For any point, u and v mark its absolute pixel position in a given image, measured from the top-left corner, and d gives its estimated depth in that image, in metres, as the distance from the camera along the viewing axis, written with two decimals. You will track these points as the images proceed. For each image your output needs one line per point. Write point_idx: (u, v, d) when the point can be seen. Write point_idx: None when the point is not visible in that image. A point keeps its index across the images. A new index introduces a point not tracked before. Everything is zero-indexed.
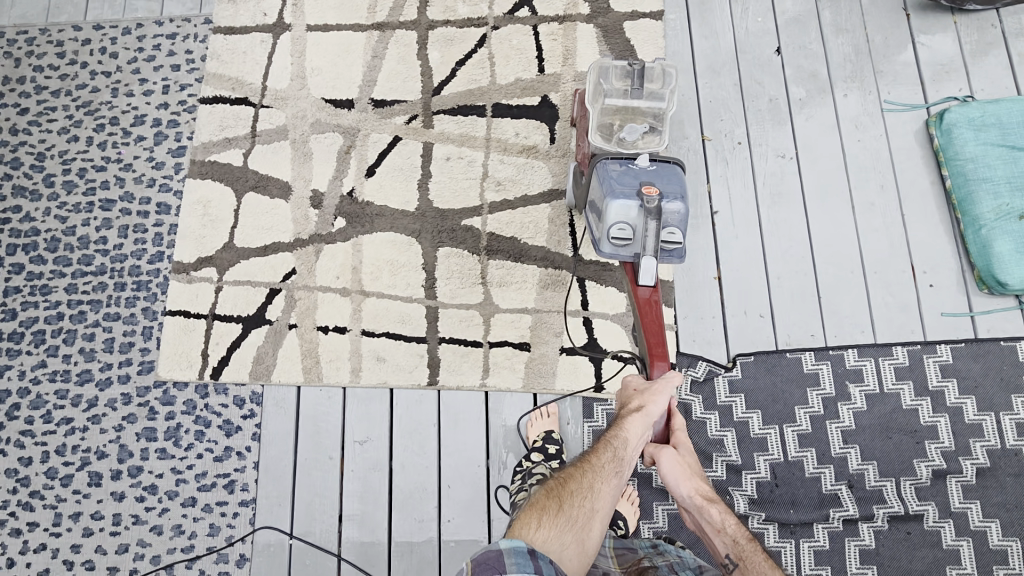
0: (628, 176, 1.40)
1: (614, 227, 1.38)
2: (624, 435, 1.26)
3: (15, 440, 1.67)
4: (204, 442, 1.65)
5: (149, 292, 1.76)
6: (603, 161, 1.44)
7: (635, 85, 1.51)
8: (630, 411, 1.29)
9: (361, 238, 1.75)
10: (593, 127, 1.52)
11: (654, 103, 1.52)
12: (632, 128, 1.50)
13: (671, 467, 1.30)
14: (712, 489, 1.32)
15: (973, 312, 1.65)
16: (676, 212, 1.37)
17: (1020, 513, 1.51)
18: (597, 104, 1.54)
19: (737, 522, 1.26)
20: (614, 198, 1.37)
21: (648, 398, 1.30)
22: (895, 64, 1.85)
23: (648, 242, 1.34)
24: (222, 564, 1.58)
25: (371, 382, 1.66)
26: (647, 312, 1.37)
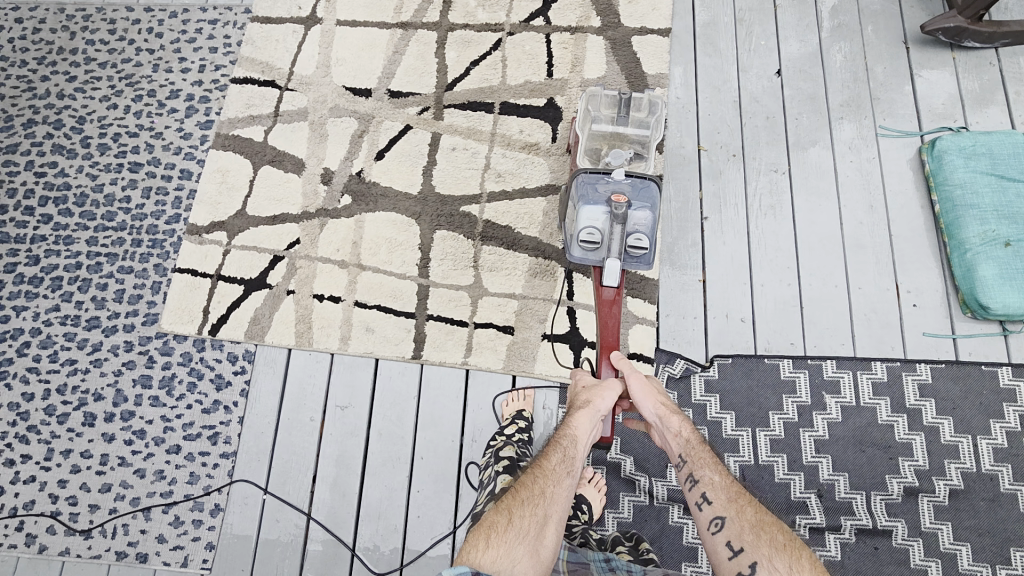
0: (602, 188, 1.45)
1: (583, 232, 1.44)
2: (571, 435, 1.27)
3: (21, 376, 1.77)
4: (195, 394, 1.73)
5: (162, 250, 1.87)
6: (581, 173, 1.46)
7: (622, 113, 1.58)
8: (575, 410, 1.32)
9: (364, 215, 1.85)
10: (582, 153, 1.62)
11: (640, 130, 1.60)
12: (618, 153, 1.52)
13: (638, 380, 1.33)
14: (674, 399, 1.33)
15: (955, 334, 1.66)
16: (643, 219, 1.45)
17: (991, 539, 1.49)
18: (587, 129, 1.64)
19: (690, 426, 1.28)
20: (585, 205, 1.44)
21: (593, 394, 1.34)
22: (893, 92, 1.90)
23: (613, 246, 1.42)
24: (197, 512, 1.63)
25: (358, 351, 1.73)
26: (607, 311, 1.45)
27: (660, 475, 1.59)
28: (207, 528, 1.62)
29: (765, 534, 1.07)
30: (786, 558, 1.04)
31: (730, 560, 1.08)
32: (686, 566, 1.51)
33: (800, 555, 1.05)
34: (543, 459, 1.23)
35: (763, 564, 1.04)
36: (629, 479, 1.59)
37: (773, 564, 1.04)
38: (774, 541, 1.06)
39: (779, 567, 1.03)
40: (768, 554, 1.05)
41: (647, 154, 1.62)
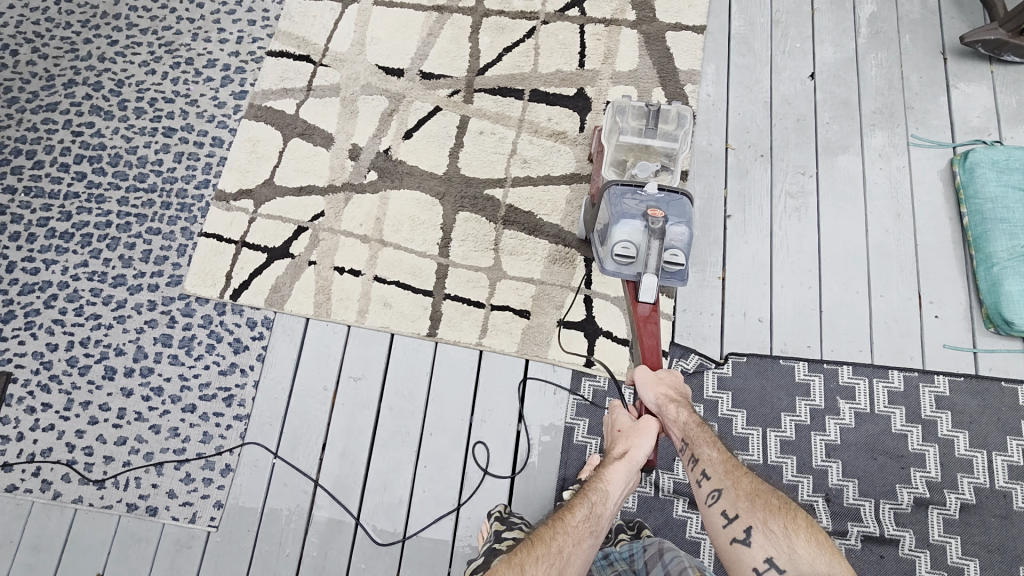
0: (636, 203, 1.41)
1: (618, 245, 1.39)
2: (601, 490, 1.21)
3: (46, 327, 1.81)
4: (213, 355, 1.76)
5: (190, 214, 1.91)
6: (612, 186, 1.45)
7: (650, 125, 1.59)
8: (608, 460, 1.27)
9: (389, 192, 1.87)
10: (607, 163, 1.62)
11: (667, 143, 1.61)
12: (644, 165, 1.52)
13: (642, 370, 1.33)
14: (676, 385, 1.31)
15: (976, 348, 1.64)
16: (678, 237, 1.39)
17: (1001, 556, 1.47)
18: (613, 140, 1.63)
19: (689, 410, 1.27)
20: (619, 219, 1.39)
21: (629, 442, 1.28)
22: (927, 102, 1.88)
23: (649, 261, 1.36)
24: (208, 471, 1.66)
25: (375, 324, 1.75)
26: (644, 329, 1.38)
27: (667, 468, 1.58)
28: (216, 486, 1.65)
29: (759, 501, 1.12)
30: (780, 518, 1.08)
31: (725, 527, 1.12)
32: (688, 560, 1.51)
33: (794, 515, 1.08)
34: (566, 512, 1.17)
35: (758, 528, 1.09)
36: None
37: (767, 526, 1.08)
38: (767, 505, 1.11)
39: (773, 529, 1.07)
40: (762, 518, 1.09)
41: (673, 166, 1.61)
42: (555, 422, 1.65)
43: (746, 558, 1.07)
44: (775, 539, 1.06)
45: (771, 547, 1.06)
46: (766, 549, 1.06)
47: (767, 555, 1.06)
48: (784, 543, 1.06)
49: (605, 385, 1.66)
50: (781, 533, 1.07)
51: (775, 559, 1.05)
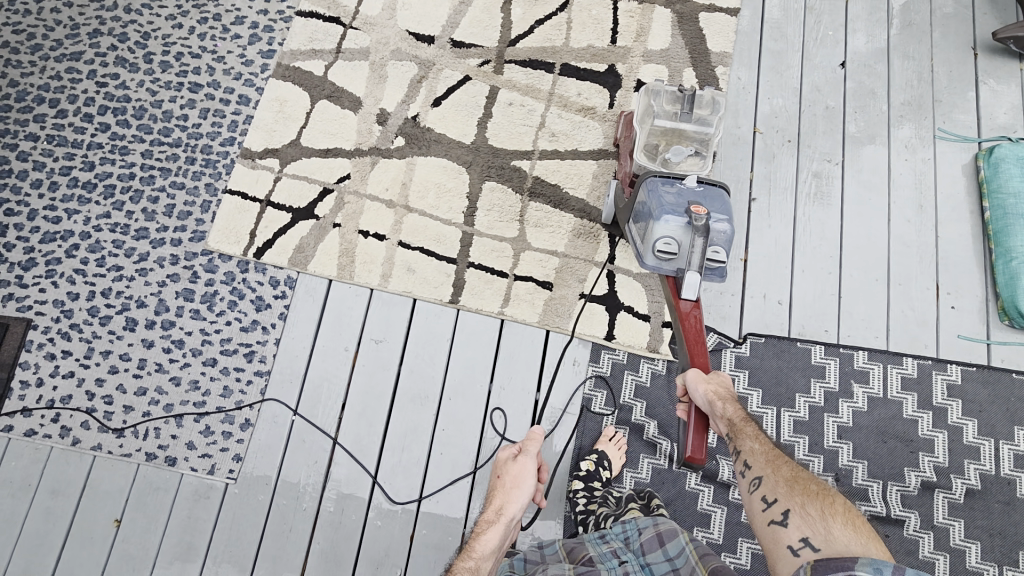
0: (676, 194, 1.43)
1: (660, 240, 1.41)
2: (475, 559, 1.32)
3: (67, 276, 1.81)
4: (234, 312, 1.77)
5: (215, 170, 1.90)
6: (652, 177, 1.47)
7: (685, 109, 1.56)
8: (483, 524, 1.40)
9: (416, 158, 1.87)
10: (639, 147, 1.62)
11: (701, 128, 1.59)
12: (679, 150, 1.57)
13: (692, 371, 1.33)
14: (726, 386, 1.31)
15: (990, 339, 1.66)
16: (721, 232, 1.40)
17: (1002, 540, 1.51)
18: (647, 124, 1.63)
19: (736, 406, 1.27)
20: (662, 215, 1.40)
21: (503, 500, 1.43)
22: (955, 97, 1.89)
23: (693, 258, 1.35)
24: (228, 424, 1.68)
25: (398, 288, 1.76)
26: (688, 324, 1.38)
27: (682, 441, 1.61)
28: (235, 440, 1.67)
29: (798, 486, 1.10)
30: (818, 503, 1.05)
31: (763, 510, 1.10)
32: (698, 531, 1.55)
33: (833, 501, 1.06)
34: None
35: (795, 510, 1.06)
36: (651, 441, 1.62)
37: (805, 509, 1.05)
38: (807, 490, 1.08)
39: (810, 512, 1.04)
40: (800, 501, 1.07)
41: (706, 152, 1.63)
42: (573, 393, 1.67)
43: (782, 538, 1.04)
44: (811, 520, 1.03)
45: (807, 528, 1.02)
46: (802, 530, 1.03)
47: (802, 535, 1.02)
48: (820, 525, 1.02)
49: (623, 358, 1.69)
50: (818, 516, 1.03)
51: (811, 539, 1.01)
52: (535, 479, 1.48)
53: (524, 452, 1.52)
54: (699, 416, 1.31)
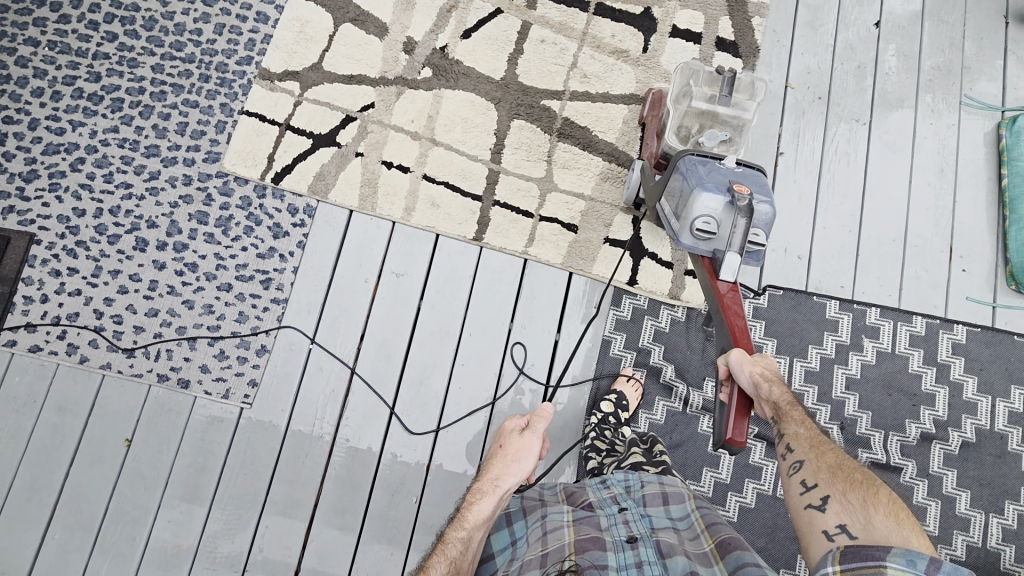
0: (715, 172, 1.38)
1: (700, 217, 1.35)
2: (469, 527, 1.21)
3: (72, 191, 1.73)
4: (250, 238, 1.72)
5: (231, 90, 1.81)
6: (688, 155, 1.44)
7: (723, 92, 1.50)
8: (476, 493, 1.31)
9: (443, 91, 1.81)
10: (671, 128, 1.55)
11: (737, 112, 1.53)
12: (714, 133, 1.48)
13: (737, 351, 1.25)
14: (773, 368, 1.23)
15: (995, 303, 1.72)
16: (762, 214, 1.36)
17: (990, 490, 1.60)
18: (681, 105, 1.56)
19: (782, 389, 1.21)
20: (703, 192, 1.34)
21: (502, 471, 1.37)
22: (983, 65, 1.90)
23: (733, 239, 1.32)
24: (243, 350, 1.66)
25: (421, 222, 1.73)
26: (727, 305, 1.33)
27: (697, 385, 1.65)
28: (251, 365, 1.66)
29: (841, 473, 1.05)
30: (859, 492, 1.00)
31: (801, 494, 1.07)
32: (708, 471, 1.60)
33: (878, 491, 1.00)
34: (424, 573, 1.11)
35: (836, 497, 1.02)
36: (667, 385, 1.65)
37: (845, 496, 1.01)
38: (849, 478, 1.03)
39: (851, 500, 1.00)
40: (841, 488, 1.02)
41: (739, 139, 1.55)
42: (593, 336, 1.69)
43: (818, 523, 1.00)
44: (851, 508, 0.98)
45: (846, 516, 0.98)
46: (840, 516, 0.98)
47: (840, 521, 0.98)
48: (860, 513, 0.97)
49: (644, 304, 1.70)
50: (858, 504, 0.98)
51: (847, 526, 0.96)
52: (535, 457, 1.43)
53: (529, 428, 1.49)
54: (741, 399, 1.23)
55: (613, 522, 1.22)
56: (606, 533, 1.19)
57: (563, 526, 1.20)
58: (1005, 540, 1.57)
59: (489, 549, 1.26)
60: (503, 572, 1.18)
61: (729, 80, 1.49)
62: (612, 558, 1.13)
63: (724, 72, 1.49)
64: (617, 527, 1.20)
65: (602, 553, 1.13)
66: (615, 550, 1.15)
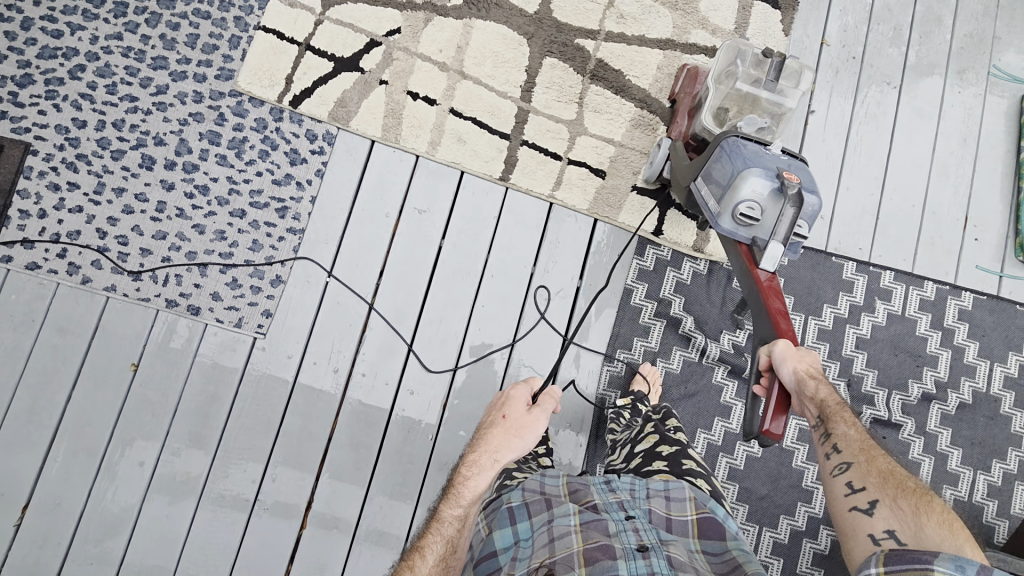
0: (763, 158, 1.35)
1: (743, 202, 1.32)
2: (465, 506, 1.16)
3: (72, 100, 1.61)
4: (266, 163, 1.64)
5: (246, 2, 1.69)
6: (731, 137, 1.39)
7: (770, 77, 1.45)
8: (473, 466, 1.23)
9: (474, 21, 1.72)
10: (708, 109, 1.51)
11: (778, 99, 1.47)
12: (751, 119, 1.42)
13: (781, 344, 1.24)
14: (820, 366, 1.21)
15: (1002, 273, 1.78)
16: (810, 206, 1.32)
17: (981, 448, 1.67)
18: (723, 86, 1.51)
19: (830, 388, 1.18)
20: (752, 176, 1.31)
21: (503, 445, 1.28)
22: (1014, 35, 1.89)
23: (780, 228, 1.29)
24: (257, 279, 1.61)
25: (446, 157, 1.67)
26: (769, 298, 1.32)
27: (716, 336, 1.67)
28: (265, 296, 1.61)
29: (892, 479, 1.02)
30: (912, 498, 0.96)
31: (846, 496, 1.04)
32: (719, 420, 1.63)
33: (932, 500, 0.96)
34: (419, 556, 1.07)
35: (885, 502, 0.99)
36: (685, 336, 1.66)
37: (896, 502, 0.97)
38: (900, 484, 1.00)
39: (901, 506, 0.96)
40: (891, 494, 0.99)
41: (776, 127, 1.50)
42: (614, 286, 1.68)
43: (863, 526, 0.98)
44: (901, 513, 0.95)
45: (895, 521, 0.95)
46: (889, 521, 0.96)
47: (888, 526, 0.95)
48: (910, 520, 0.93)
49: (667, 255, 1.70)
50: (909, 511, 0.95)
51: (896, 532, 0.94)
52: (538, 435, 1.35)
53: (538, 405, 1.38)
54: (782, 394, 1.22)
55: (622, 528, 1.12)
56: (614, 540, 1.09)
57: (570, 533, 1.11)
58: (990, 496, 1.65)
59: (490, 546, 1.15)
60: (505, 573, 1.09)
61: (778, 65, 1.44)
62: (623, 566, 1.01)
63: (773, 55, 1.44)
64: (626, 534, 1.10)
65: (612, 563, 1.02)
66: (625, 558, 1.03)
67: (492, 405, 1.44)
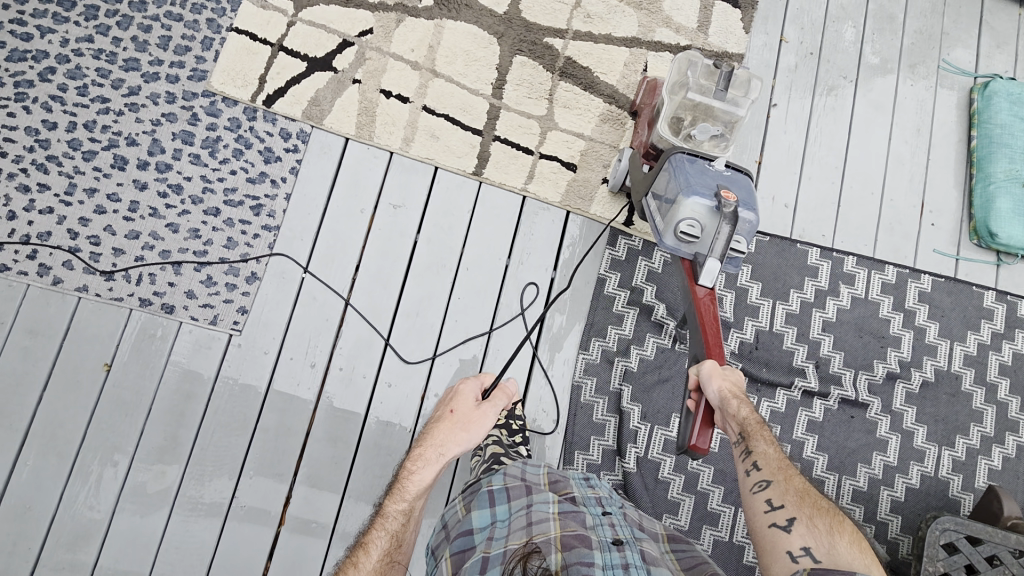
0: (704, 175, 1.39)
1: (683, 220, 1.36)
2: (411, 500, 1.19)
3: (42, 102, 1.61)
4: (240, 162, 1.65)
5: (218, 5, 1.71)
6: (678, 154, 1.43)
7: (720, 86, 1.48)
8: (419, 460, 1.27)
9: (445, 21, 1.77)
10: (663, 118, 1.52)
11: (731, 107, 1.50)
12: (705, 127, 1.47)
13: (708, 363, 1.29)
14: (741, 384, 1.26)
15: (959, 256, 1.85)
16: (746, 221, 1.38)
17: (944, 425, 1.73)
18: (677, 96, 1.54)
19: (751, 406, 1.23)
20: (691, 194, 1.35)
21: (449, 439, 1.34)
22: (961, 31, 1.99)
23: (715, 246, 1.33)
24: (232, 277, 1.61)
25: (419, 153, 1.70)
26: (704, 308, 1.37)
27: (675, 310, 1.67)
28: (240, 293, 1.61)
29: (808, 498, 1.08)
30: (826, 518, 1.04)
31: (766, 512, 1.09)
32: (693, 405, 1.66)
33: (841, 520, 1.04)
34: (363, 553, 1.08)
35: (802, 519, 1.04)
36: (658, 323, 1.69)
37: (812, 521, 1.04)
38: (816, 504, 1.07)
39: (817, 524, 1.03)
40: (808, 513, 1.05)
41: (731, 135, 1.54)
42: (588, 275, 1.72)
43: (782, 543, 1.03)
44: (817, 532, 1.01)
45: (811, 538, 1.01)
46: (805, 539, 1.01)
47: (805, 543, 1.01)
48: (825, 539, 1.01)
49: (639, 245, 1.74)
50: (824, 530, 1.02)
51: (812, 549, 1.00)
52: (484, 429, 1.41)
53: (487, 401, 1.45)
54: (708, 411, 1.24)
55: (599, 523, 1.16)
56: (591, 532, 1.12)
57: (549, 518, 1.12)
58: (955, 471, 1.70)
59: (467, 524, 1.17)
60: (481, 550, 1.09)
61: (727, 75, 1.48)
62: (599, 556, 1.04)
63: (722, 66, 1.48)
64: (602, 528, 1.14)
65: (588, 551, 1.05)
66: (601, 549, 1.06)
67: (441, 401, 1.50)
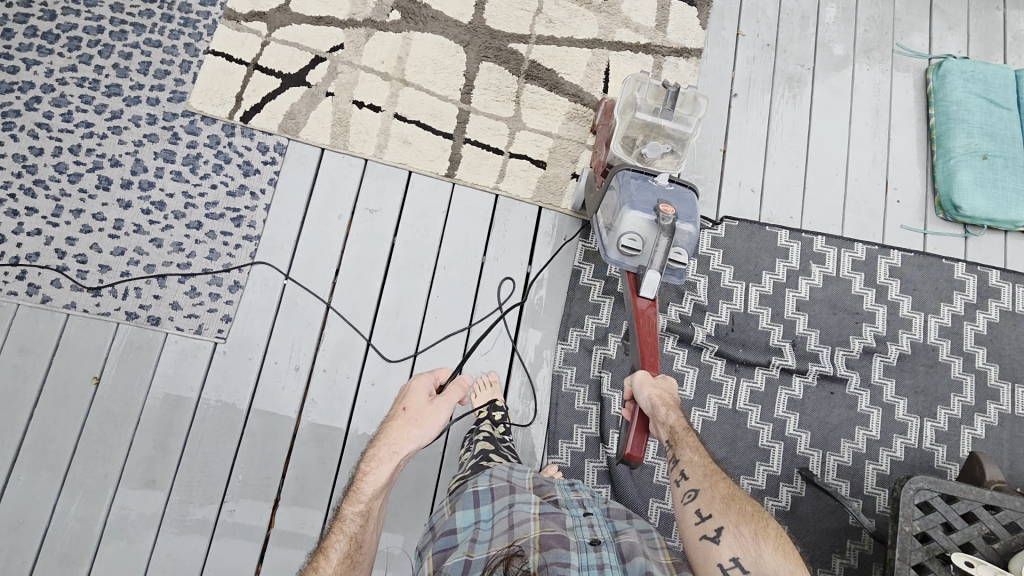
0: (647, 190, 1.45)
1: (625, 234, 1.43)
2: (367, 500, 1.18)
3: (28, 130, 1.68)
4: (220, 176, 1.71)
5: (195, 30, 1.79)
6: (624, 170, 1.49)
7: (667, 105, 1.53)
8: (373, 461, 1.25)
9: (412, 33, 1.84)
10: (617, 138, 1.58)
11: (680, 126, 1.57)
12: (654, 146, 1.53)
13: (640, 373, 1.35)
14: (671, 393, 1.32)
15: (926, 230, 1.89)
16: (685, 233, 1.44)
17: (925, 396, 1.74)
18: (627, 115, 1.59)
19: (678, 414, 1.28)
20: (631, 210, 1.41)
21: (401, 437, 1.29)
22: (913, 16, 2.06)
23: (654, 257, 1.39)
24: (215, 287, 1.66)
25: (393, 159, 1.76)
26: (642, 320, 1.43)
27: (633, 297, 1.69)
28: (224, 301, 1.65)
29: (733, 504, 1.11)
30: (751, 524, 1.08)
31: (696, 523, 1.11)
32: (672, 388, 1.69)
33: (765, 524, 1.09)
34: (323, 557, 1.08)
35: (729, 529, 1.08)
36: None
37: (738, 529, 1.07)
38: (741, 510, 1.10)
39: (743, 532, 1.07)
40: (734, 521, 1.09)
41: (682, 151, 1.60)
42: (563, 267, 1.76)
43: (713, 555, 1.06)
44: (743, 540, 1.05)
45: (739, 548, 1.05)
46: (733, 549, 1.05)
47: (733, 554, 1.05)
48: (751, 547, 1.05)
49: None
50: (749, 537, 1.06)
51: (740, 559, 1.04)
52: (440, 423, 1.36)
53: (442, 394, 1.39)
54: None
55: (578, 523, 1.16)
56: (570, 533, 1.12)
57: (529, 519, 1.13)
58: (938, 442, 1.71)
59: (451, 524, 1.20)
60: (464, 552, 1.11)
61: (674, 95, 1.52)
62: (575, 557, 1.06)
63: (669, 87, 1.52)
64: (581, 529, 1.14)
65: (566, 552, 1.06)
66: (578, 550, 1.08)
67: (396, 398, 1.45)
